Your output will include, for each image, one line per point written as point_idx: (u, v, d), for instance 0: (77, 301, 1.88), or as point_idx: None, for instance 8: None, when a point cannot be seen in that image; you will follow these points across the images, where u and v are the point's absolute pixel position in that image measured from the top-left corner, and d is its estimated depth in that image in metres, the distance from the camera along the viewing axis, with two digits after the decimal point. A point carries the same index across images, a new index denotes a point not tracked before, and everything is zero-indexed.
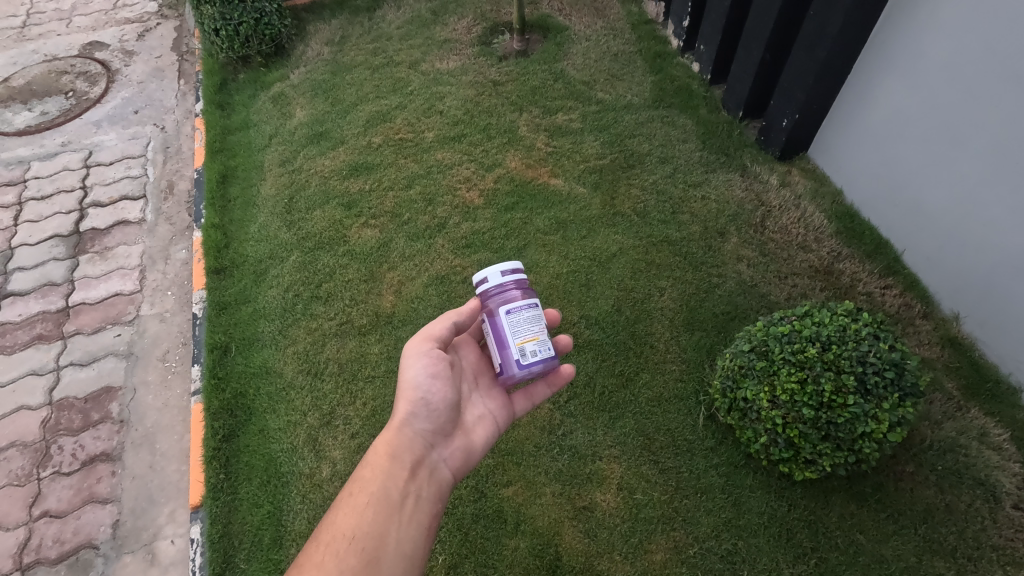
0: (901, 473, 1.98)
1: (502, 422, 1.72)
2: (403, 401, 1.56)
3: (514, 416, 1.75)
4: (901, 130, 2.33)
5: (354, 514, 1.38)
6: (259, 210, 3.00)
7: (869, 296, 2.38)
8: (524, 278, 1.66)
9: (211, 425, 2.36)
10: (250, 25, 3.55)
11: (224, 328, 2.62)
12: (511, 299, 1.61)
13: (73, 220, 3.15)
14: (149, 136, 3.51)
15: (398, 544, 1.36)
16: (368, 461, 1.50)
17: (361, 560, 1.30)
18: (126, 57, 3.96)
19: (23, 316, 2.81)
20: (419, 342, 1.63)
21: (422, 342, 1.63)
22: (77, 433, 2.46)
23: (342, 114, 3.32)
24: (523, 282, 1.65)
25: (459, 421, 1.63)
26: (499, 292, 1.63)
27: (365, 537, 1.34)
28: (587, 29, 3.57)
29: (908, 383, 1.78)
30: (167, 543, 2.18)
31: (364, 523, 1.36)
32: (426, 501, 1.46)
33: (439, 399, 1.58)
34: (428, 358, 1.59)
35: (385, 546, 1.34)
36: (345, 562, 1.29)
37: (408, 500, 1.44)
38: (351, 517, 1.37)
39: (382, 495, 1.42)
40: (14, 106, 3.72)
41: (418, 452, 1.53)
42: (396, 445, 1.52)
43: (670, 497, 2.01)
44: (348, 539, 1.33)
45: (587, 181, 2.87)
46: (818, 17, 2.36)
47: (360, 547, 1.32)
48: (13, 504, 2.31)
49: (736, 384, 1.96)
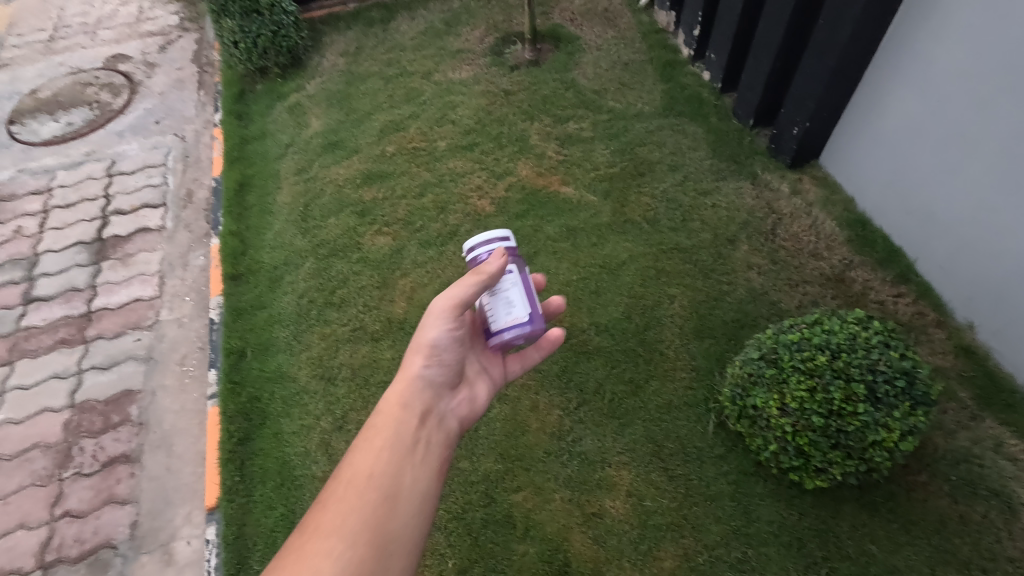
0: (913, 483, 1.96)
1: (499, 377, 1.86)
2: (416, 354, 1.63)
3: (509, 374, 1.88)
4: (913, 137, 2.33)
5: (372, 455, 1.42)
6: (274, 218, 3.06)
7: (881, 304, 2.37)
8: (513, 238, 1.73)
9: (227, 428, 2.40)
10: (267, 38, 3.63)
11: (240, 333, 2.67)
12: (515, 259, 1.69)
13: (96, 227, 3.23)
14: (169, 145, 3.60)
15: (414, 483, 1.40)
16: (381, 408, 1.53)
17: (380, 496, 1.34)
18: (148, 69, 4.07)
19: (47, 321, 2.89)
20: (438, 305, 1.62)
21: (444, 304, 1.60)
22: (97, 435, 2.52)
23: (357, 123, 3.38)
24: (511, 243, 1.71)
25: (464, 376, 1.74)
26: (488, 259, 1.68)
27: (384, 476, 1.38)
28: (598, 38, 3.60)
29: (920, 391, 1.77)
30: (184, 544, 2.23)
31: (382, 463, 1.40)
32: (438, 446, 1.52)
33: (453, 354, 1.66)
34: (449, 319, 1.62)
35: (402, 484, 1.38)
36: (366, 498, 1.33)
37: (421, 443, 1.49)
38: (369, 457, 1.41)
39: (396, 438, 1.46)
40: (41, 117, 3.85)
41: (428, 402, 1.59)
42: (408, 394, 1.57)
43: (679, 504, 2.01)
44: (367, 476, 1.37)
45: (598, 189, 2.90)
46: (827, 25, 2.37)
47: (380, 484, 1.36)
48: (35, 504, 2.37)
49: (745, 392, 1.96)
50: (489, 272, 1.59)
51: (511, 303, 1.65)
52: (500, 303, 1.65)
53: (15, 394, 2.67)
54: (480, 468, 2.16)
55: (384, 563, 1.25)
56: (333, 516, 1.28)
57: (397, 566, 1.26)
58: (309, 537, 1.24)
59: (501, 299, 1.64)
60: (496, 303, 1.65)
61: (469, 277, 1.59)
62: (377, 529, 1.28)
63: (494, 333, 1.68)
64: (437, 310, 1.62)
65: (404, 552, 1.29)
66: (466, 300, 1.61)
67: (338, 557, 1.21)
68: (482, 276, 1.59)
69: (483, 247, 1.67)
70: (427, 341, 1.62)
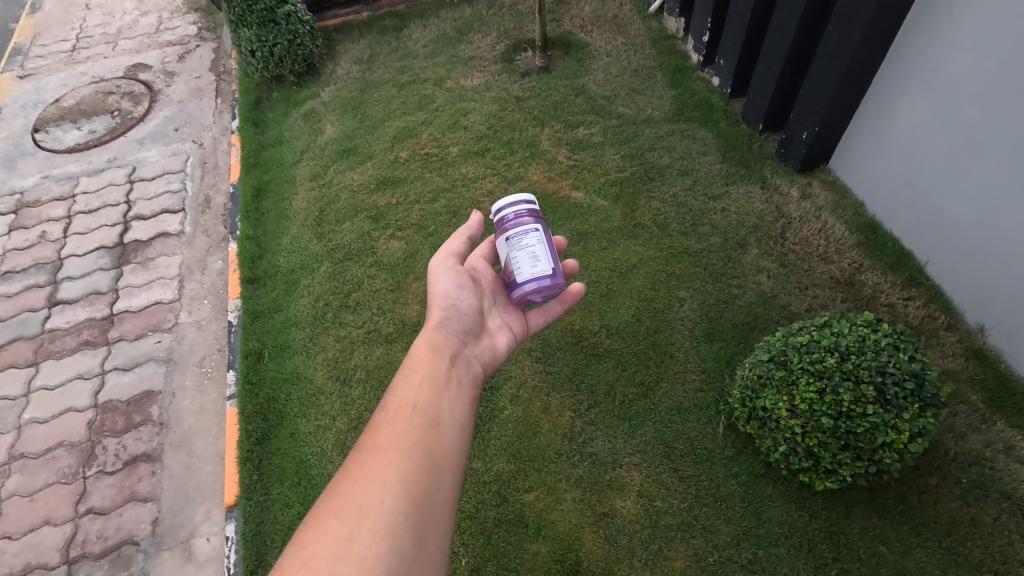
0: (924, 485, 1.97)
1: (520, 330, 1.84)
2: (436, 306, 1.70)
3: (530, 326, 1.86)
4: (923, 142, 2.34)
5: (412, 387, 1.45)
6: (291, 223, 3.13)
7: (891, 307, 2.38)
8: (536, 201, 1.80)
9: (246, 428, 2.46)
10: (284, 47, 3.71)
11: (257, 335, 2.73)
12: (540, 221, 1.77)
13: (118, 232, 3.32)
14: (188, 152, 3.69)
15: (452, 412, 1.43)
16: (413, 353, 1.58)
17: (425, 421, 1.37)
18: (168, 78, 4.17)
19: (71, 323, 2.98)
20: (438, 261, 1.79)
21: (440, 257, 1.78)
22: (120, 434, 2.59)
23: (371, 130, 3.45)
24: (535, 206, 1.79)
25: (485, 326, 1.76)
26: (515, 218, 1.75)
27: (426, 404, 1.41)
28: (608, 45, 3.64)
29: (929, 393, 1.79)
30: (204, 541, 2.28)
31: (422, 394, 1.44)
32: (469, 385, 1.55)
33: (467, 304, 1.72)
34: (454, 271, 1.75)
35: (442, 411, 1.41)
36: (413, 422, 1.36)
37: (454, 380, 1.52)
38: (409, 389, 1.45)
39: (431, 374, 1.50)
40: (65, 125, 3.95)
41: (454, 347, 1.63)
42: (435, 341, 1.62)
43: (690, 505, 2.04)
44: (411, 404, 1.40)
45: (608, 194, 2.93)
46: (836, 31, 2.39)
47: (423, 411, 1.39)
48: (60, 501, 2.44)
49: (755, 394, 1.98)
50: (472, 225, 1.84)
51: (535, 257, 1.70)
52: (521, 256, 1.70)
53: (40, 394, 2.75)
54: (492, 468, 2.20)
55: (435, 476, 1.27)
56: (387, 438, 1.32)
57: (447, 481, 1.28)
58: (366, 456, 1.28)
59: (526, 252, 1.70)
60: (518, 254, 1.70)
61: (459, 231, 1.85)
62: (427, 448, 1.31)
63: (518, 284, 1.70)
64: (440, 264, 1.78)
65: (453, 469, 1.31)
66: (460, 250, 1.82)
67: (396, 468, 1.25)
68: (468, 228, 1.84)
69: (510, 208, 1.75)
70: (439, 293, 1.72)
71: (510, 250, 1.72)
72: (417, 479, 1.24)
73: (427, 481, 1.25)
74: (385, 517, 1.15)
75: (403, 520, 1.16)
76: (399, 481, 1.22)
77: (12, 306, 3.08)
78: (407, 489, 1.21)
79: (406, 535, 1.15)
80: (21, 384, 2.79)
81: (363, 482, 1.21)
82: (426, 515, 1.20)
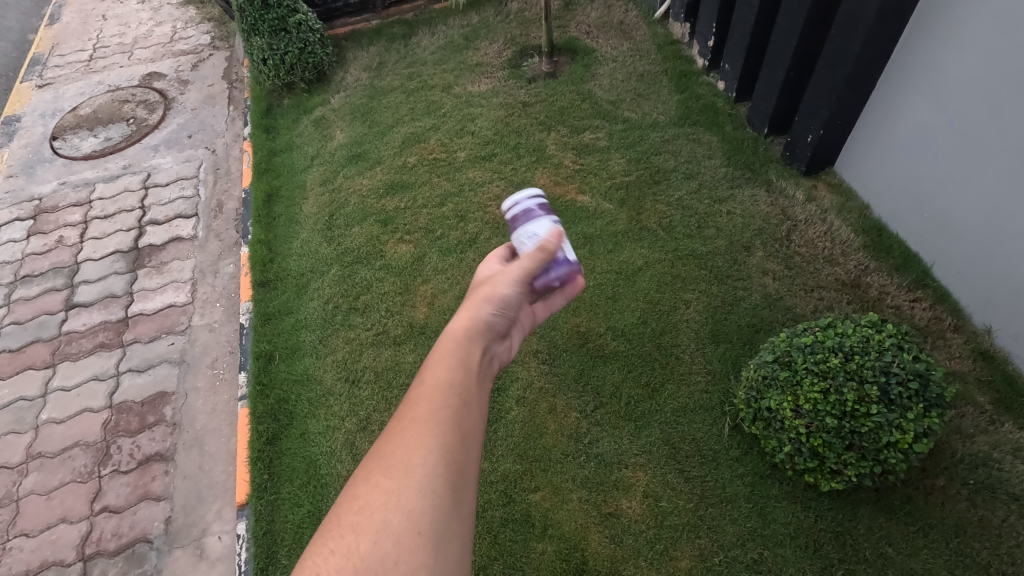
0: (930, 487, 1.96)
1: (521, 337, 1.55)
2: (488, 301, 1.48)
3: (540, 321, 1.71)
4: (926, 143, 2.35)
5: (446, 365, 1.25)
6: (301, 227, 3.18)
7: (898, 309, 2.38)
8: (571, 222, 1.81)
9: (256, 428, 2.50)
10: (295, 55, 3.77)
11: (269, 337, 2.78)
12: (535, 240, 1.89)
13: (132, 237, 3.39)
14: (201, 158, 3.76)
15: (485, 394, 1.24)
16: (449, 331, 1.38)
17: (459, 400, 1.18)
18: (182, 86, 4.26)
19: (87, 325, 3.04)
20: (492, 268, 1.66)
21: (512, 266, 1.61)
22: (134, 434, 2.64)
23: (379, 136, 3.50)
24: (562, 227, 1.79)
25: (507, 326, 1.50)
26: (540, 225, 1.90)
27: (460, 382, 1.22)
28: (614, 50, 3.68)
29: (934, 394, 1.79)
30: (215, 539, 2.32)
31: (458, 373, 1.24)
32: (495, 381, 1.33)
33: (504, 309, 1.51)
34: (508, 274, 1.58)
35: (476, 391, 1.22)
36: (447, 400, 1.16)
37: (486, 369, 1.32)
38: (444, 366, 1.24)
39: (466, 358, 1.29)
40: (82, 133, 4.05)
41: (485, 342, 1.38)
42: (471, 329, 1.39)
43: (695, 505, 2.05)
44: (446, 382, 1.21)
45: (614, 198, 2.96)
46: (839, 36, 2.41)
47: (458, 389, 1.20)
48: (76, 499, 2.49)
49: (760, 394, 1.99)
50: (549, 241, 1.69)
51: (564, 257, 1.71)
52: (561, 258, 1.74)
53: (57, 394, 2.81)
54: (498, 468, 2.22)
55: (470, 452, 1.11)
56: (425, 404, 1.16)
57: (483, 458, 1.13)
58: (407, 419, 1.14)
59: None
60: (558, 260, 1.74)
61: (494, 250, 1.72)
62: (463, 422, 1.14)
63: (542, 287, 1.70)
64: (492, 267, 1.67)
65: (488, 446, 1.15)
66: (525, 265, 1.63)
67: (436, 437, 1.09)
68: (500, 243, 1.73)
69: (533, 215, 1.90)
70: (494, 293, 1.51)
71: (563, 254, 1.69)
72: (456, 450, 1.09)
73: (465, 454, 1.10)
74: (428, 480, 1.04)
75: (446, 479, 1.05)
76: (439, 450, 1.08)
77: (30, 309, 3.15)
78: (447, 456, 1.08)
79: (448, 500, 1.03)
80: (38, 385, 2.86)
81: (408, 442, 1.09)
82: (467, 477, 1.08)
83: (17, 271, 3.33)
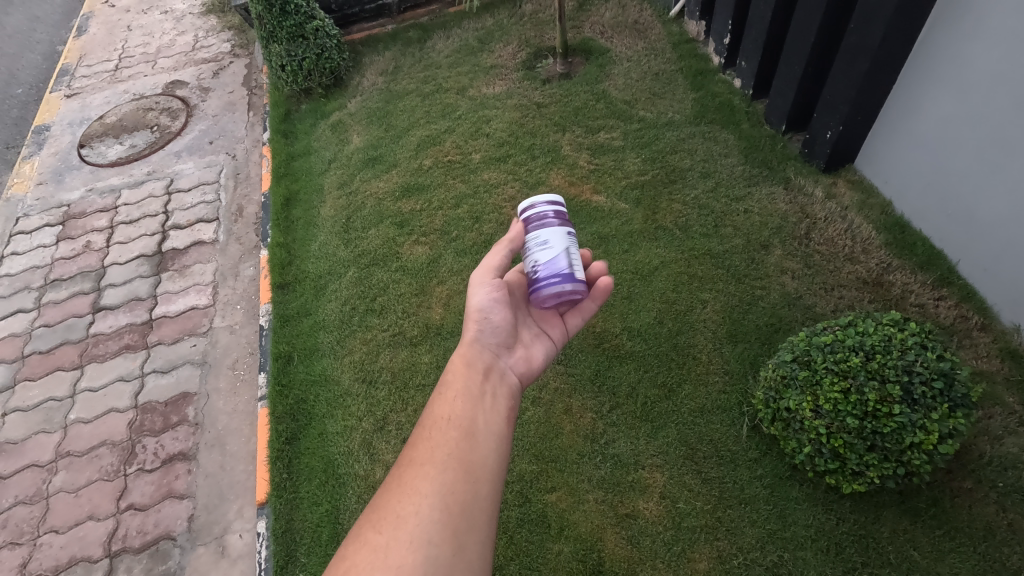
0: (957, 489, 1.92)
1: (560, 338, 1.84)
2: (474, 349, 1.65)
3: (570, 330, 1.85)
4: (950, 137, 2.30)
5: (448, 402, 1.48)
6: (319, 230, 3.22)
7: (922, 307, 2.33)
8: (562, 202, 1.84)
9: (276, 428, 2.54)
10: (312, 61, 3.83)
11: (287, 339, 2.82)
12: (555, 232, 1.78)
13: (156, 241, 3.47)
14: (222, 164, 3.84)
15: (489, 423, 1.45)
16: (449, 369, 1.59)
17: (461, 433, 1.40)
18: (203, 94, 4.35)
19: (113, 328, 3.12)
20: (477, 274, 1.77)
21: (480, 271, 1.76)
22: (158, 434, 2.70)
23: (396, 139, 3.53)
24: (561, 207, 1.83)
25: (520, 338, 1.75)
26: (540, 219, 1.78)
27: (461, 417, 1.44)
28: (629, 50, 3.67)
29: (959, 393, 1.75)
30: (236, 537, 2.36)
31: (458, 407, 1.46)
32: (504, 397, 1.56)
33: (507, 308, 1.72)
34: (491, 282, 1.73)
35: (478, 422, 1.44)
36: (449, 435, 1.39)
37: (490, 394, 1.53)
38: (446, 402, 1.47)
39: (466, 389, 1.52)
40: (108, 141, 4.16)
41: (488, 360, 1.64)
42: (469, 358, 1.63)
43: (713, 507, 2.02)
44: (446, 418, 1.43)
45: (629, 197, 2.94)
46: (858, 30, 2.37)
47: (458, 424, 1.42)
48: (103, 497, 2.55)
49: (779, 394, 1.96)
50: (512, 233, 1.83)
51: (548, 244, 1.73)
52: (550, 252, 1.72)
53: (85, 395, 2.88)
54: (515, 468, 2.22)
55: (472, 485, 1.30)
56: (424, 450, 1.36)
57: (487, 490, 1.30)
58: (406, 469, 1.33)
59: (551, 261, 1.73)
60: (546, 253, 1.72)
61: (499, 245, 1.80)
62: (462, 458, 1.34)
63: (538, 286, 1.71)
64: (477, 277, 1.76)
65: (490, 478, 1.33)
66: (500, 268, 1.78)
67: (431, 479, 1.29)
68: (508, 242, 1.80)
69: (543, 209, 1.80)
70: (478, 339, 1.67)
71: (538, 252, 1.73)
72: (454, 489, 1.27)
73: (465, 491, 1.28)
74: (421, 527, 1.20)
75: (438, 530, 1.20)
76: (435, 493, 1.26)
77: (59, 312, 3.24)
78: (444, 499, 1.25)
79: (442, 546, 1.19)
80: (67, 385, 2.94)
81: (398, 496, 1.27)
82: (463, 523, 1.23)
83: (47, 275, 3.43)
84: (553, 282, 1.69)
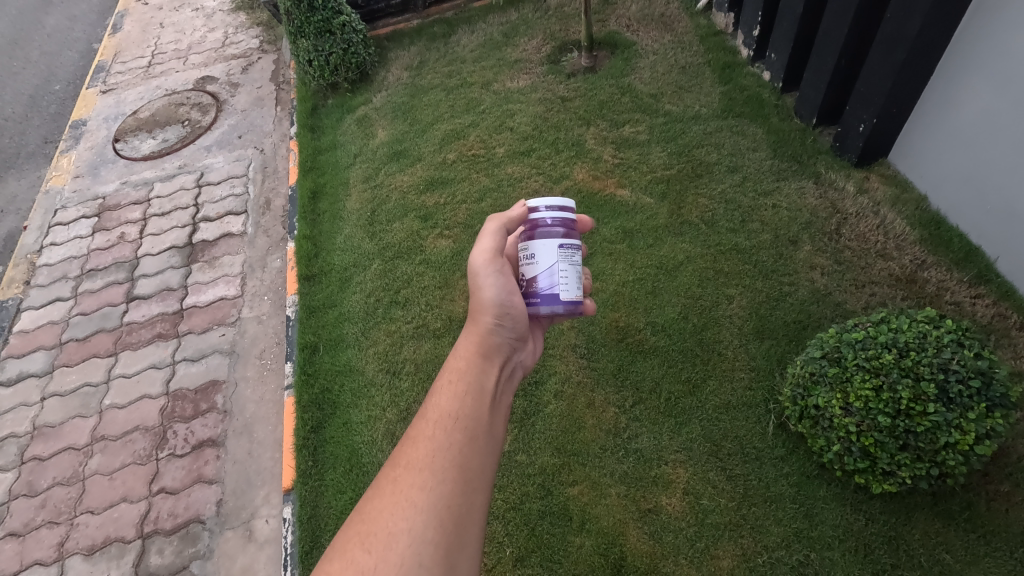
0: (994, 492, 1.87)
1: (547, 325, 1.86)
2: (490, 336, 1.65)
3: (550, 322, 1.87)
4: (993, 129, 2.22)
5: (455, 398, 1.46)
6: (344, 223, 3.26)
7: (958, 305, 2.27)
8: (572, 205, 1.71)
9: (302, 416, 2.59)
10: (339, 56, 3.87)
11: (313, 329, 2.86)
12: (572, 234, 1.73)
13: (187, 233, 3.55)
14: (250, 158, 3.90)
15: (492, 427, 1.45)
16: (459, 359, 1.58)
17: (465, 437, 1.39)
18: (232, 89, 4.43)
19: (146, 317, 3.21)
20: (478, 261, 1.70)
21: (484, 256, 1.69)
22: (188, 420, 2.77)
23: (420, 133, 3.56)
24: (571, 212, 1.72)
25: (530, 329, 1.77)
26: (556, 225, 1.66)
27: (467, 418, 1.43)
28: (654, 43, 3.62)
29: (997, 393, 1.71)
30: (263, 522, 2.41)
31: (464, 407, 1.45)
32: (508, 396, 1.58)
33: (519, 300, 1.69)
34: (501, 273, 1.69)
35: (482, 424, 1.44)
36: (452, 438, 1.38)
37: (499, 394, 1.54)
38: (452, 401, 1.45)
39: (476, 386, 1.51)
40: (141, 135, 4.27)
41: (503, 355, 1.64)
42: (483, 347, 1.62)
43: (737, 504, 2.00)
44: (451, 418, 1.42)
45: (654, 191, 2.92)
46: (895, 19, 2.30)
47: (463, 426, 1.41)
48: (136, 480, 2.63)
49: (807, 392, 1.93)
50: (512, 217, 1.74)
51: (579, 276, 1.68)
52: (568, 272, 1.63)
53: (119, 381, 2.97)
54: (538, 461, 2.22)
55: (468, 497, 1.30)
56: (423, 454, 1.35)
57: (480, 501, 1.31)
58: (402, 473, 1.32)
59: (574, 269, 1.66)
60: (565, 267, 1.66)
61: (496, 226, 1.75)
62: (462, 468, 1.34)
63: (563, 301, 1.64)
64: (481, 268, 1.69)
65: (485, 488, 1.34)
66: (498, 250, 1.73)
67: (428, 491, 1.28)
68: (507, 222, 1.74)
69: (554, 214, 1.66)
70: (494, 328, 1.66)
71: (558, 260, 1.63)
72: (450, 504, 1.27)
73: (460, 505, 1.28)
74: (413, 546, 1.19)
75: (429, 551, 1.20)
76: (429, 508, 1.25)
77: (95, 301, 3.34)
78: (438, 514, 1.25)
79: (433, 567, 1.18)
80: (102, 371, 3.03)
81: (391, 508, 1.25)
82: (457, 540, 1.23)
83: (83, 265, 3.54)
84: (549, 301, 1.63)
